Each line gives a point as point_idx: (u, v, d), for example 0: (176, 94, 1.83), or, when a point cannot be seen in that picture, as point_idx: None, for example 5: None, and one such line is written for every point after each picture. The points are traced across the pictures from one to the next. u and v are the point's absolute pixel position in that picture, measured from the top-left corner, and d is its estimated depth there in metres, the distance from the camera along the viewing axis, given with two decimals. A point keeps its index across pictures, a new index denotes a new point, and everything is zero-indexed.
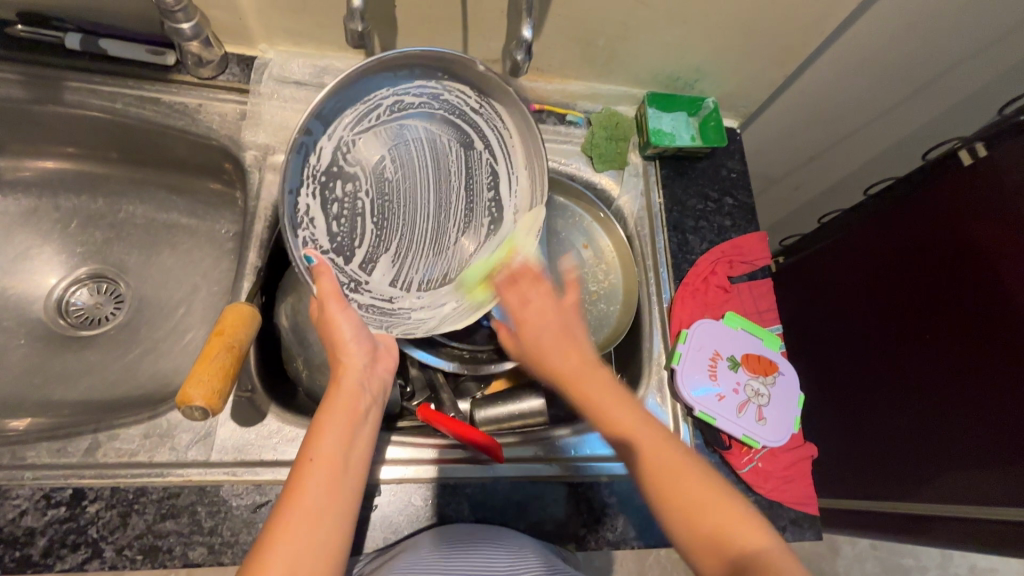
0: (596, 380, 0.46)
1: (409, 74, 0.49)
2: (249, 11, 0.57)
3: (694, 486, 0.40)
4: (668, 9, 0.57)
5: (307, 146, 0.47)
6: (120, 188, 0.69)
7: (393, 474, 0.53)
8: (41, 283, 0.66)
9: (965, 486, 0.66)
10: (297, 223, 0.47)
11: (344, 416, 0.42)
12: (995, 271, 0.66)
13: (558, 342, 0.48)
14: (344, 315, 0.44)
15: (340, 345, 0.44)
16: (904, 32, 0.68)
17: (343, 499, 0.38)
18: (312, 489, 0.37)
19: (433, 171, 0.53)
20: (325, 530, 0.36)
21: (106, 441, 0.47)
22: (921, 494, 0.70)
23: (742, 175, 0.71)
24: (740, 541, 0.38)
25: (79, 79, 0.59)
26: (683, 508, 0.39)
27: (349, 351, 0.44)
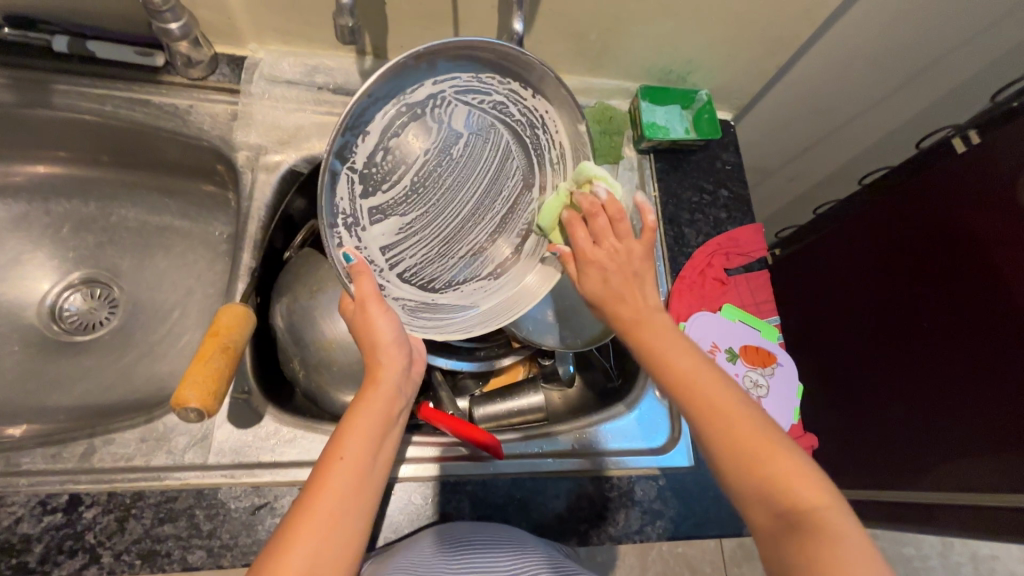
0: (661, 335, 0.39)
1: (526, 87, 0.47)
2: (237, 10, 0.57)
3: (757, 437, 0.34)
4: (660, 1, 0.56)
5: (416, 71, 0.42)
6: (112, 191, 0.68)
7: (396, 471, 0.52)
8: (34, 289, 0.65)
9: (968, 475, 0.66)
10: (355, 123, 0.41)
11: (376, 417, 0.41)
12: (994, 259, 0.66)
13: (615, 279, 0.42)
14: (384, 319, 0.43)
15: (381, 346, 0.43)
16: (896, 20, 0.68)
17: (366, 498, 0.38)
18: (338, 488, 0.37)
19: (471, 168, 0.49)
20: (344, 528, 0.36)
21: (102, 446, 0.47)
22: (924, 483, 0.71)
23: (737, 167, 0.71)
24: (801, 495, 0.32)
25: (67, 82, 0.58)
26: (745, 458, 0.34)
27: (389, 351, 0.43)
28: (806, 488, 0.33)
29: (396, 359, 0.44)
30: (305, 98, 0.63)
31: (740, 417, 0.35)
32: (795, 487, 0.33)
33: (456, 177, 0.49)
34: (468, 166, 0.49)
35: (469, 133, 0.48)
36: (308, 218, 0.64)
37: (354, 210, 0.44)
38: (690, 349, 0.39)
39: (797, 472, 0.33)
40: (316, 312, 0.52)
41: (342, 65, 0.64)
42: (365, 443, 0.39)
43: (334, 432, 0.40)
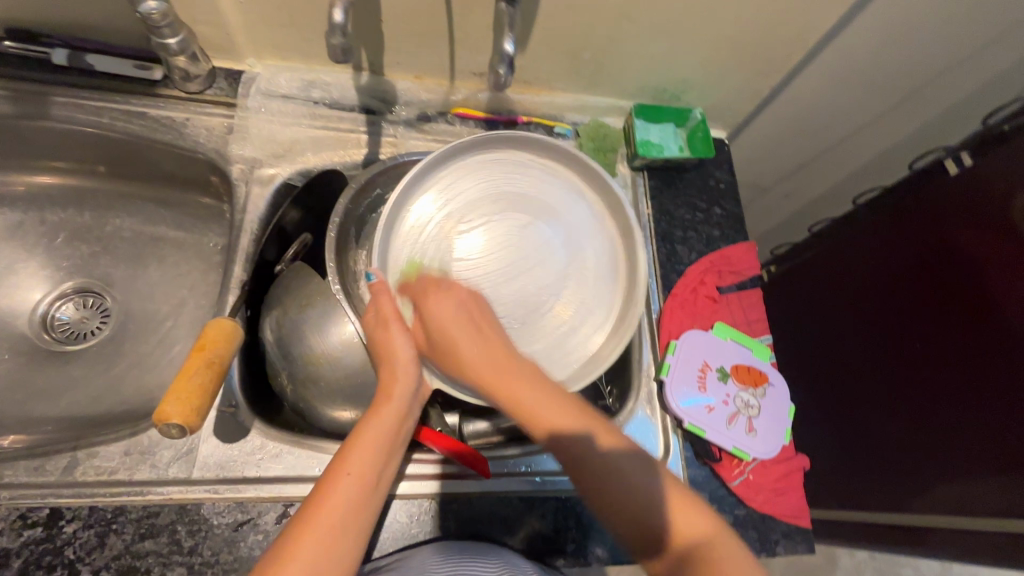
0: (520, 377, 0.42)
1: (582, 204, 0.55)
2: (235, 26, 0.57)
3: (635, 491, 0.38)
4: (653, 22, 0.57)
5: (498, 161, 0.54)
6: (107, 202, 0.68)
7: (388, 487, 0.52)
8: (27, 298, 0.65)
9: (960, 499, 0.66)
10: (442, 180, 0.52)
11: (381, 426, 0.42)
12: (986, 283, 0.65)
13: (469, 334, 0.44)
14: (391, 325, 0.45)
15: (392, 363, 0.44)
16: (888, 43, 0.69)
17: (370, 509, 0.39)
18: (345, 498, 0.38)
19: (529, 249, 0.52)
20: (353, 538, 0.37)
21: (85, 459, 0.47)
22: (916, 505, 0.70)
23: (731, 186, 0.71)
24: (681, 532, 0.37)
25: (65, 94, 0.59)
26: (618, 512, 0.38)
27: (401, 370, 0.44)
28: (684, 522, 0.38)
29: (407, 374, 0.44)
30: (301, 112, 0.64)
31: (648, 465, 0.40)
32: (687, 526, 0.38)
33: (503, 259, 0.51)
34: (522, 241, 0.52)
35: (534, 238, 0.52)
36: (302, 229, 0.62)
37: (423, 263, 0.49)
38: (542, 381, 0.42)
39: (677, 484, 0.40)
40: (307, 326, 0.52)
41: (338, 80, 0.64)
42: (363, 457, 0.40)
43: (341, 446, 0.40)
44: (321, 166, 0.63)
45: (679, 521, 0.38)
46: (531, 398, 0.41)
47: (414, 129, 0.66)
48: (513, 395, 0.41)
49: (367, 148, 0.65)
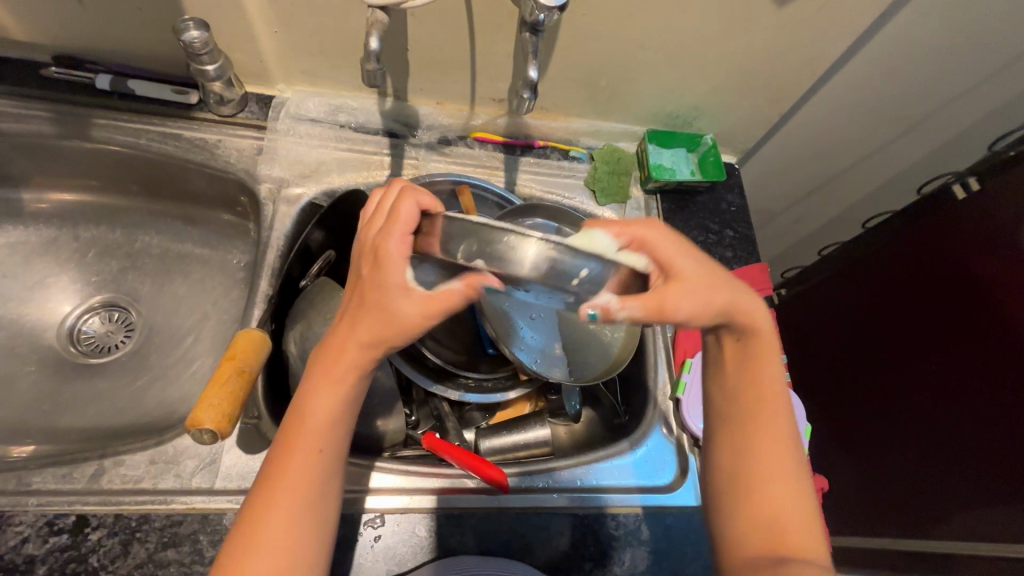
0: (770, 346, 0.43)
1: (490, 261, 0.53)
2: (269, 54, 0.61)
3: (788, 500, 0.40)
4: (667, 52, 0.60)
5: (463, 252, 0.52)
6: (137, 219, 0.71)
7: (386, 501, 0.52)
8: (56, 311, 0.67)
9: (977, 525, 0.64)
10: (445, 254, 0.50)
11: (330, 410, 0.39)
12: (996, 305, 0.66)
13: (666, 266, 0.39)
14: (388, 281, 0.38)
15: (364, 303, 0.39)
16: (892, 73, 0.72)
17: (324, 484, 0.39)
18: (289, 485, 0.38)
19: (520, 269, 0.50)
20: (306, 520, 0.38)
21: (111, 467, 0.48)
22: (938, 529, 0.69)
23: (742, 209, 0.73)
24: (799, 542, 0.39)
25: (105, 116, 0.62)
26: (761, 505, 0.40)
27: (366, 310, 0.39)
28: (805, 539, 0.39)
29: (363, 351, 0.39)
30: (328, 135, 0.67)
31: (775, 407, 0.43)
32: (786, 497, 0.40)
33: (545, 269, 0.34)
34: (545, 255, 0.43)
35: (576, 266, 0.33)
36: (325, 248, 0.63)
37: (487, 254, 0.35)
38: (772, 362, 0.43)
39: (786, 441, 0.42)
40: None
41: (364, 105, 0.67)
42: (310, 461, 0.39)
43: (285, 443, 0.39)
44: (345, 186, 0.66)
45: (777, 500, 0.40)
46: (768, 360, 0.43)
47: (435, 152, 0.69)
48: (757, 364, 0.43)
49: (389, 170, 0.67)
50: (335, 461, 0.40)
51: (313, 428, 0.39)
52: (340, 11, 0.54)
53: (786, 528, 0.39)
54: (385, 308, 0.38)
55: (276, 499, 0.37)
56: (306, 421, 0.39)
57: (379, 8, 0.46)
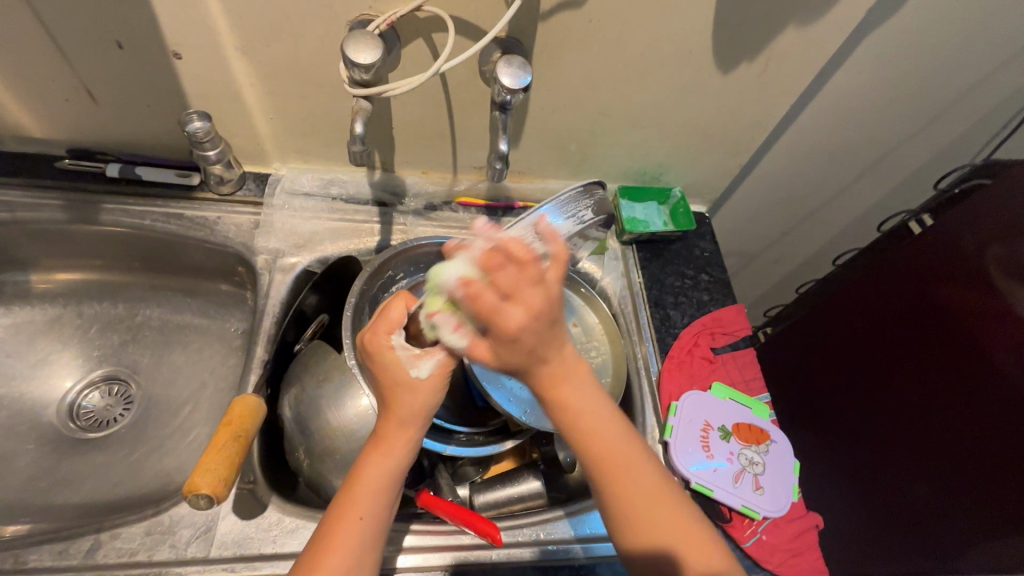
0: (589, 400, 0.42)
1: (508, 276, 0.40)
2: (266, 138, 0.66)
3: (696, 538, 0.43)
4: (629, 117, 0.66)
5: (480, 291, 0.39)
6: (139, 294, 0.74)
7: (418, 561, 0.53)
8: (57, 388, 0.69)
9: (997, 555, 0.64)
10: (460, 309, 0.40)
11: (380, 480, 0.42)
12: (970, 331, 0.69)
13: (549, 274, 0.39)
14: (395, 367, 0.42)
15: (390, 379, 0.42)
16: (838, 124, 0.78)
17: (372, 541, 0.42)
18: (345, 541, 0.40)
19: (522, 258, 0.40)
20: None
21: (107, 540, 0.48)
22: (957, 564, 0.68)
23: (714, 254, 0.77)
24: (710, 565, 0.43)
25: (113, 201, 0.66)
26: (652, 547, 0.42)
27: (398, 386, 0.42)
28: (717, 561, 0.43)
29: (412, 421, 0.43)
30: (321, 207, 0.71)
31: (600, 420, 0.43)
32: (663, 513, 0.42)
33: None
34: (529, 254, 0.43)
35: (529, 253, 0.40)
36: (318, 312, 0.67)
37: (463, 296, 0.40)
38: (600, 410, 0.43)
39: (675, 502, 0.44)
40: (322, 401, 0.55)
41: (354, 178, 0.72)
42: (359, 527, 0.41)
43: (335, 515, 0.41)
44: (338, 253, 0.70)
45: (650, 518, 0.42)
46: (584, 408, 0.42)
47: (421, 218, 0.74)
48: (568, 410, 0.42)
49: (379, 235, 0.72)
50: (382, 524, 0.42)
51: (362, 499, 0.42)
52: (330, 97, 0.60)
53: (675, 544, 0.42)
54: (409, 390, 0.42)
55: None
56: (357, 491, 0.42)
57: (362, 98, 0.51)
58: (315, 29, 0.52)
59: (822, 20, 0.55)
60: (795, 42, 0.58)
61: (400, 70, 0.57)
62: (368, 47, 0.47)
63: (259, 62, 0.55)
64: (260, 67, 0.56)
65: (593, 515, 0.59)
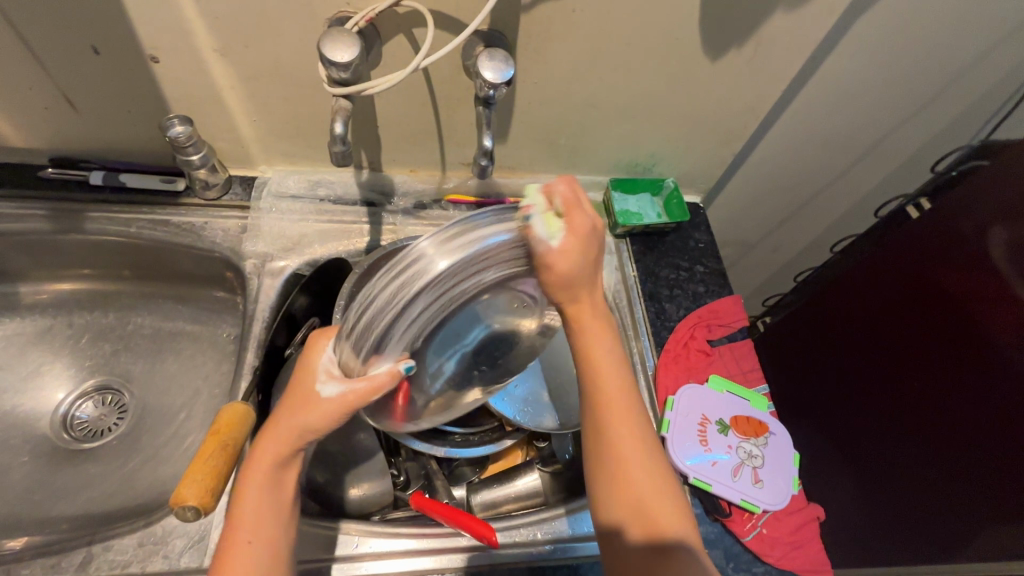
0: (606, 347, 0.44)
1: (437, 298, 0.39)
2: (250, 140, 0.65)
3: (661, 501, 0.43)
4: (618, 107, 0.64)
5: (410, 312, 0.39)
6: (130, 302, 0.73)
7: (389, 568, 0.52)
8: (50, 399, 0.69)
9: (1008, 541, 0.62)
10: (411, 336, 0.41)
11: (263, 498, 0.41)
12: (971, 316, 0.68)
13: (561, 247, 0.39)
14: (310, 374, 0.41)
15: (295, 386, 0.42)
16: (832, 108, 0.77)
17: (270, 527, 0.41)
18: (244, 522, 0.41)
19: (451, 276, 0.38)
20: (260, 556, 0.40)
21: (99, 553, 0.48)
22: (966, 553, 0.67)
23: (710, 245, 0.76)
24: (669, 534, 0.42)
25: (98, 209, 0.65)
26: (644, 508, 0.42)
27: (296, 396, 0.41)
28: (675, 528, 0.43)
29: (287, 444, 0.41)
30: (308, 209, 0.70)
31: (612, 372, 0.44)
32: (646, 483, 0.43)
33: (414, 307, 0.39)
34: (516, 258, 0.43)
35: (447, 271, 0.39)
36: (308, 315, 0.65)
37: (377, 339, 0.39)
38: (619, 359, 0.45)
39: (659, 471, 0.44)
40: None
41: (341, 178, 0.72)
42: (252, 549, 0.40)
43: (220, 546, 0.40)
44: (327, 255, 0.69)
45: (642, 477, 0.43)
46: (599, 345, 0.44)
47: (411, 217, 0.73)
48: (590, 354, 0.44)
49: (369, 236, 0.71)
50: (284, 511, 0.42)
51: (244, 524, 0.41)
52: (312, 97, 0.59)
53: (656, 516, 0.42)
54: (305, 405, 0.40)
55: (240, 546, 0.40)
56: (241, 504, 0.41)
57: (343, 97, 0.50)
58: (293, 27, 0.51)
59: (811, 3, 0.54)
60: (784, 25, 0.56)
61: (381, 67, 0.55)
62: (345, 45, 0.46)
63: (238, 63, 0.54)
64: (238, 68, 0.55)
65: (575, 518, 0.57)
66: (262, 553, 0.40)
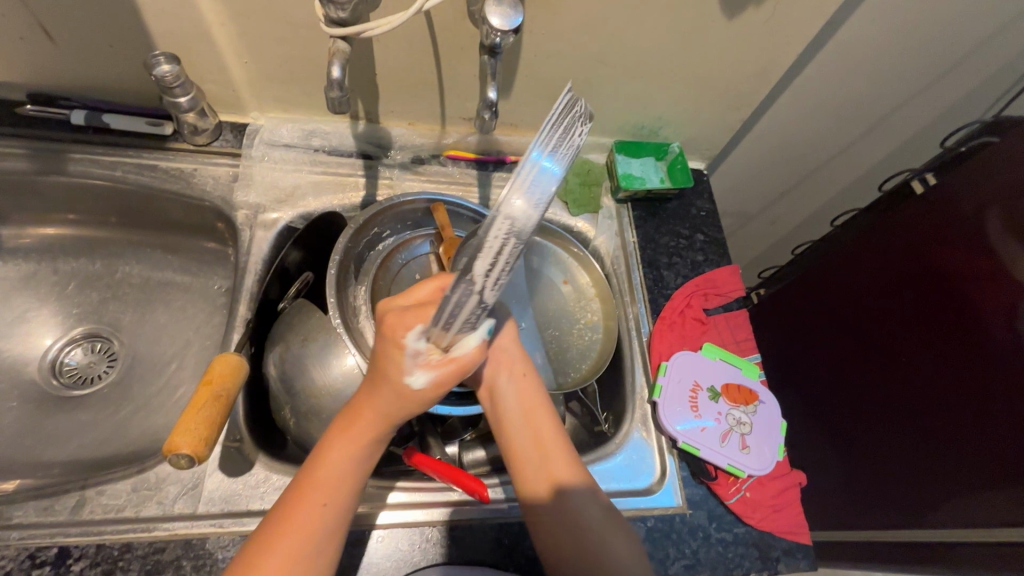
0: (507, 360, 0.52)
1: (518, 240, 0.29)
2: (241, 83, 0.62)
3: (549, 455, 0.49)
4: (626, 65, 0.62)
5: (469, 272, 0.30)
6: (118, 250, 0.71)
7: (382, 518, 0.52)
8: (37, 345, 0.68)
9: (977, 513, 0.64)
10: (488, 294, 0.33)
11: (337, 477, 0.42)
12: (965, 294, 0.68)
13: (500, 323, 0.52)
14: (395, 363, 0.40)
15: (382, 370, 0.41)
16: (846, 77, 0.74)
17: (338, 506, 0.42)
18: (311, 501, 0.41)
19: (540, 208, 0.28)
20: (319, 532, 0.41)
21: (93, 497, 0.48)
22: (930, 518, 0.68)
23: (711, 213, 0.75)
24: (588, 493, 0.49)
25: (80, 150, 0.62)
26: (530, 464, 0.49)
27: (382, 380, 0.42)
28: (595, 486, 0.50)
29: (366, 431, 0.43)
30: (302, 159, 0.68)
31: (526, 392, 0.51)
32: (544, 449, 0.49)
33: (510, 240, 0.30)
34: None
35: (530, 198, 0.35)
36: (303, 270, 0.64)
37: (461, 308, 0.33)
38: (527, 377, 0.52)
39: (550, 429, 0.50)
40: (309, 361, 0.53)
41: (337, 129, 0.69)
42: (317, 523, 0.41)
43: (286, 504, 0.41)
44: (322, 208, 0.67)
45: (546, 460, 0.49)
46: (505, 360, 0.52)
47: (408, 171, 0.71)
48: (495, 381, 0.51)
49: (364, 191, 0.69)
50: (353, 492, 0.44)
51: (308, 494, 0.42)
52: (308, 40, 0.56)
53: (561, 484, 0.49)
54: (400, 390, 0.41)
55: (301, 519, 0.41)
56: (309, 486, 0.42)
57: (340, 39, 0.47)
58: None
59: None
60: None
61: (381, 8, 0.52)
62: None
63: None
64: (228, 5, 0.51)
65: None
66: (320, 526, 0.41)
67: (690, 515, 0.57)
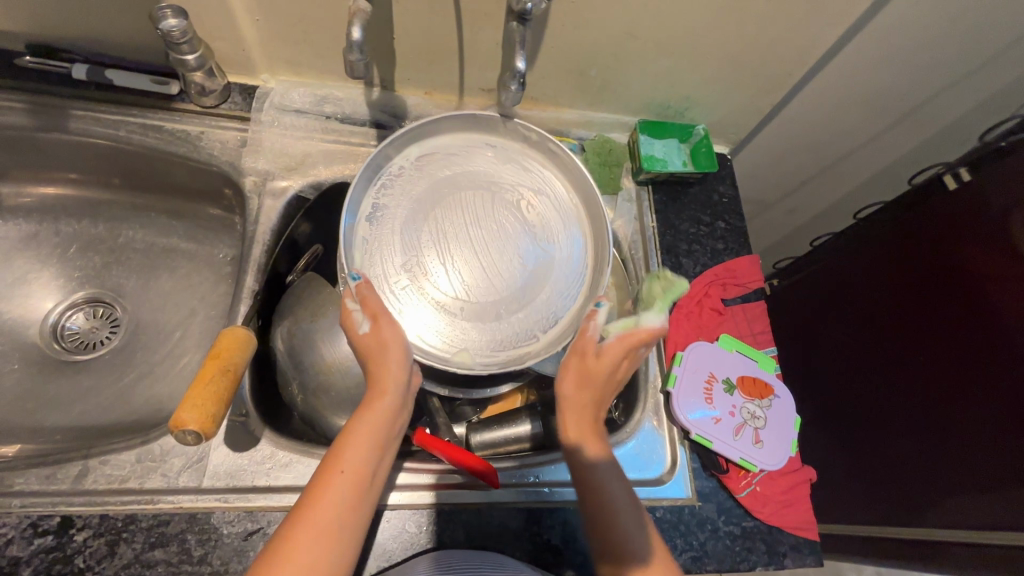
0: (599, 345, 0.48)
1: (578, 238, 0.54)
2: (252, 42, 0.59)
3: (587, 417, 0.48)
4: (657, 40, 0.59)
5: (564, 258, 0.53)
6: (121, 214, 0.69)
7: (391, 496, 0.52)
8: (37, 308, 0.66)
9: (975, 515, 0.64)
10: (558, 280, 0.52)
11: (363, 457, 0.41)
12: (985, 296, 0.66)
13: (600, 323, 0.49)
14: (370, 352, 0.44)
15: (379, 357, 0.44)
16: (885, 64, 0.71)
17: (366, 494, 0.40)
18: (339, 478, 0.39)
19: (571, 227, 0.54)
20: (343, 514, 0.38)
21: (96, 467, 0.48)
22: (928, 517, 0.69)
23: (734, 200, 0.72)
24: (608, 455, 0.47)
25: (81, 107, 0.60)
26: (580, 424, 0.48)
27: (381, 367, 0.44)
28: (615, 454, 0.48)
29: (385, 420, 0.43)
30: (313, 126, 0.65)
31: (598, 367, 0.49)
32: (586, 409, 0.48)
33: (571, 300, 0.52)
34: (534, 169, 0.55)
35: (537, 260, 0.53)
36: (313, 243, 0.64)
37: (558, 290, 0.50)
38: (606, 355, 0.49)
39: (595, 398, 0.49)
40: (319, 335, 0.52)
41: (350, 95, 0.66)
42: (352, 507, 0.39)
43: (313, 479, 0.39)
44: (333, 178, 0.65)
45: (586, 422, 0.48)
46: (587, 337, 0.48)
47: None
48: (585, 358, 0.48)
49: None
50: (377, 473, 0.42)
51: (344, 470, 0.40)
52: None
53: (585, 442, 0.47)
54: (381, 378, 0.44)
55: (327, 497, 0.38)
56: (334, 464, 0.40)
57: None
58: None
59: None
60: None
61: None
62: None
63: None
64: None
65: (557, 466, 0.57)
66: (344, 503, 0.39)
67: (699, 508, 0.57)
